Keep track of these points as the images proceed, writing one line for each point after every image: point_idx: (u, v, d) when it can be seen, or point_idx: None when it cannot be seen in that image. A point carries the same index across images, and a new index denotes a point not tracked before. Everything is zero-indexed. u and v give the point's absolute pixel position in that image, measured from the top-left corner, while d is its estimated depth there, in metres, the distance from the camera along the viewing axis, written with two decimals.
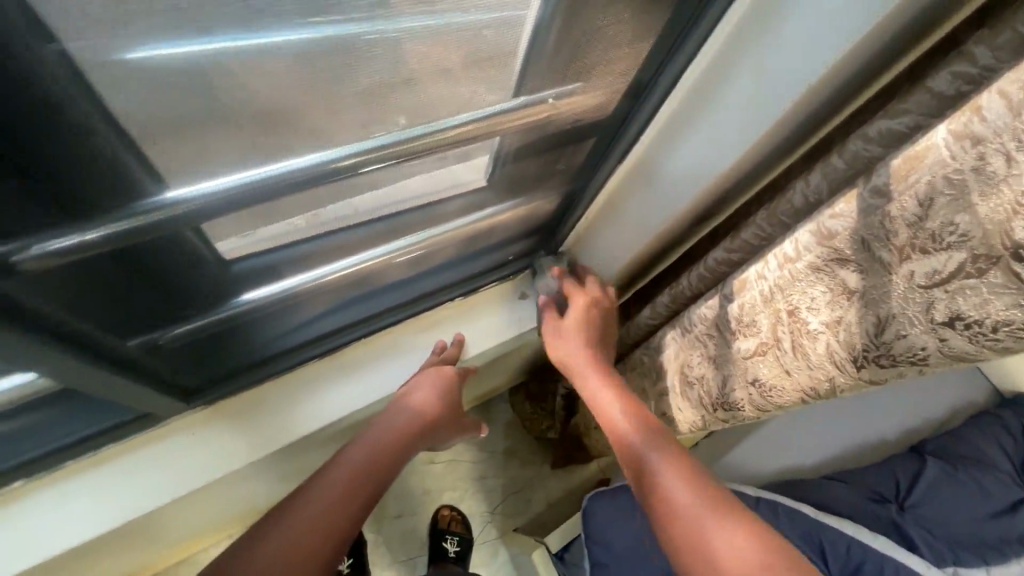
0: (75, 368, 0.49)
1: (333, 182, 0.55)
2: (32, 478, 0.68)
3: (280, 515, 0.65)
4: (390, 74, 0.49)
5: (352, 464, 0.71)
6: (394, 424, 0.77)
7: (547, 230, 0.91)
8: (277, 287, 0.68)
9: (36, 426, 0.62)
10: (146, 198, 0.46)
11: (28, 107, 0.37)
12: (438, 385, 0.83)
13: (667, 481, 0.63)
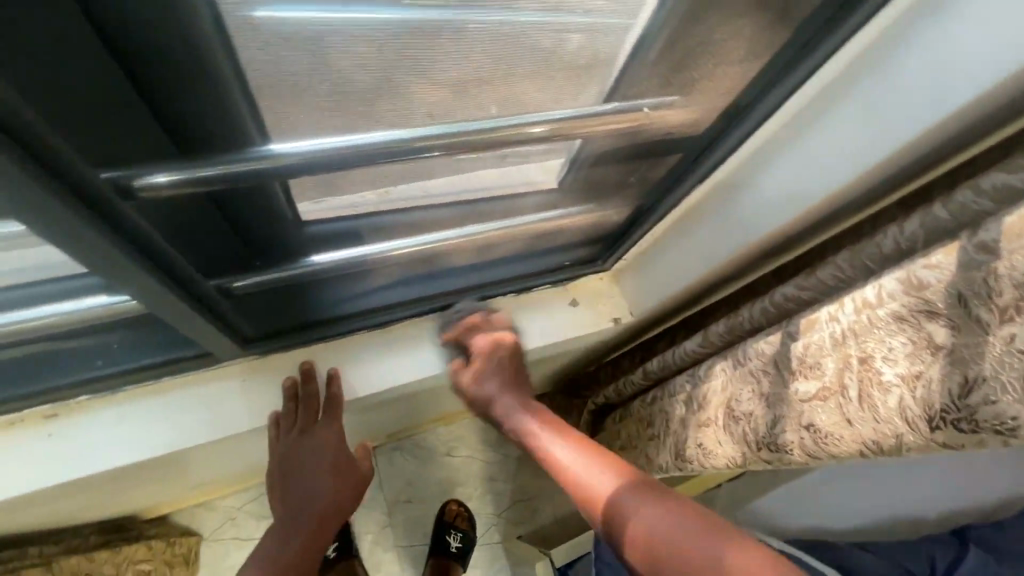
0: (164, 297, 0.53)
1: (419, 159, 0.57)
2: (95, 395, 0.72)
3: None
4: (497, 64, 0.51)
5: (285, 547, 0.79)
6: (316, 497, 0.83)
7: (608, 242, 0.90)
8: (348, 253, 0.69)
9: (119, 343, 0.68)
10: (250, 148, 0.49)
11: (172, 49, 0.40)
12: (329, 442, 0.84)
13: (636, 513, 0.63)
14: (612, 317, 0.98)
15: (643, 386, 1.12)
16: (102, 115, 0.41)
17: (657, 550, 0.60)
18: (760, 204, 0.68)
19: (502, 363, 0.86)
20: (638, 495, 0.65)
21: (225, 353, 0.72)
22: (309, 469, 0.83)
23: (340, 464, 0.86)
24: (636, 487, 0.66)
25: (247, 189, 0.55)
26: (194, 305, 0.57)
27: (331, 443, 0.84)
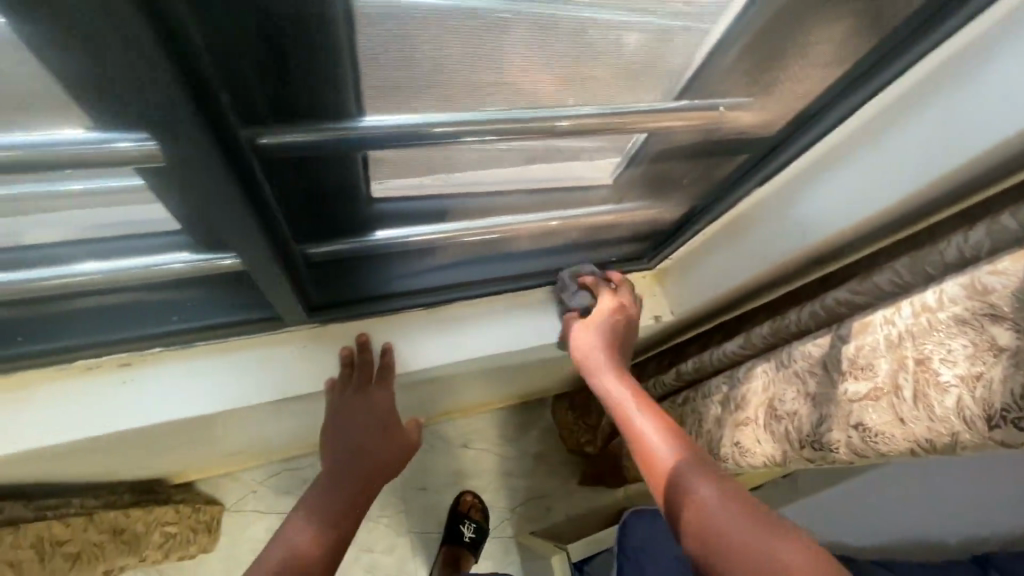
0: (262, 251, 0.57)
1: (502, 143, 0.60)
2: (167, 348, 0.76)
3: (291, 547, 0.72)
4: (590, 63, 0.53)
5: (336, 501, 0.79)
6: (366, 456, 0.85)
7: (657, 241, 0.92)
8: (407, 232, 0.72)
9: (197, 301, 0.72)
10: (347, 121, 0.50)
11: (295, 24, 0.41)
12: (380, 403, 0.87)
13: (696, 486, 0.65)
14: (653, 314, 1.00)
15: (675, 387, 1.14)
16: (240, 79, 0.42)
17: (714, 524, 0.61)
18: (820, 208, 0.70)
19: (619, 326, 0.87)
20: (704, 473, 0.67)
21: (291, 317, 0.75)
22: (361, 429, 0.86)
23: (388, 428, 0.89)
24: (705, 466, 0.68)
25: (342, 164, 0.57)
26: (281, 263, 0.61)
27: (384, 407, 0.87)
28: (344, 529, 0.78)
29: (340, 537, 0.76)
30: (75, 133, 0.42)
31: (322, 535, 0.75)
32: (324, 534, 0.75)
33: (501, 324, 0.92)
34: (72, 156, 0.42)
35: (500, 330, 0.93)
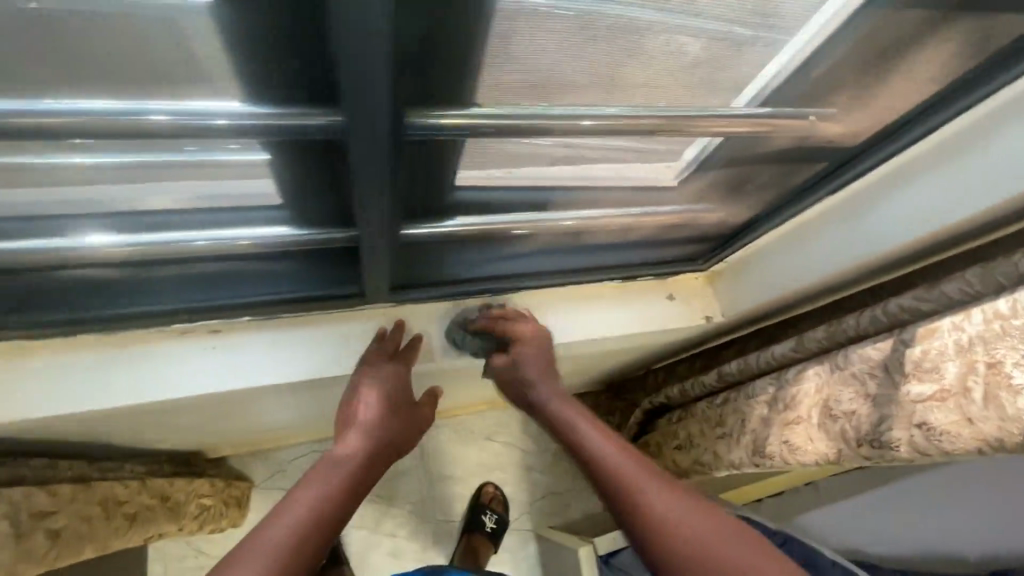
0: (379, 233, 0.62)
1: (602, 140, 0.63)
2: (254, 318, 0.79)
3: (296, 506, 0.64)
4: (699, 68, 0.57)
5: (346, 467, 0.70)
6: (380, 427, 0.76)
7: (718, 242, 0.94)
8: (480, 222, 0.71)
9: (289, 273, 0.76)
10: (462, 107, 0.52)
11: (437, 17, 0.43)
12: (405, 378, 0.81)
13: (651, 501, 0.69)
14: (704, 314, 1.03)
15: (715, 387, 1.17)
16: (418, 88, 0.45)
17: (676, 541, 0.66)
18: (886, 220, 0.72)
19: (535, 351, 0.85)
20: (660, 488, 0.70)
21: (377, 295, 0.80)
22: (383, 397, 0.79)
23: (406, 403, 0.81)
24: (661, 478, 0.71)
25: (448, 151, 0.59)
26: (393, 240, 0.65)
27: (402, 380, 0.82)
28: (351, 498, 0.69)
29: (346, 506, 0.68)
30: (235, 105, 0.49)
31: (328, 499, 0.66)
32: (332, 497, 0.66)
33: (565, 314, 0.97)
34: (233, 129, 0.49)
35: (557, 321, 0.96)
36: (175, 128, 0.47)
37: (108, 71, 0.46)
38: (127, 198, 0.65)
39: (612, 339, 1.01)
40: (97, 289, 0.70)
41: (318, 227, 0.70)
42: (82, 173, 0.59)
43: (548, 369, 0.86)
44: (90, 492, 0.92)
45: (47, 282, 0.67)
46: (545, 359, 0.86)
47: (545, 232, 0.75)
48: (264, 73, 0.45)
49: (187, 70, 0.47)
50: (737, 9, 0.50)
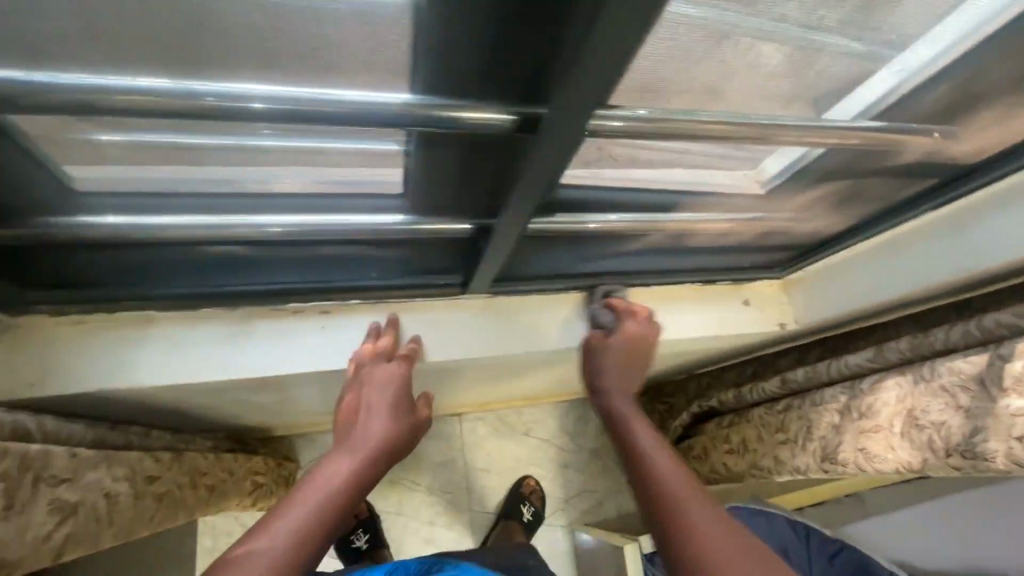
0: (516, 222, 0.65)
1: (728, 148, 0.66)
2: (362, 301, 0.84)
3: (280, 516, 0.56)
4: (834, 81, 0.60)
5: (338, 470, 0.63)
6: (376, 426, 0.69)
7: (801, 251, 0.97)
8: (590, 221, 0.72)
9: (402, 259, 0.80)
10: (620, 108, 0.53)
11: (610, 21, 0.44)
12: (399, 377, 0.76)
13: (690, 516, 0.61)
14: (778, 322, 1.06)
15: (776, 395, 1.19)
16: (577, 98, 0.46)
17: (687, 536, 0.60)
18: (989, 237, 0.74)
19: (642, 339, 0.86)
20: (697, 504, 0.63)
21: (477, 285, 0.84)
22: (378, 398, 0.73)
23: (404, 400, 0.75)
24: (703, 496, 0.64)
25: (585, 153, 0.62)
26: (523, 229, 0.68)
27: (396, 377, 0.77)
28: (346, 502, 0.61)
29: (340, 509, 0.60)
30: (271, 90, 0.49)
31: (320, 501, 0.59)
32: (321, 500, 0.59)
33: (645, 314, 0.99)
34: (394, 115, 0.52)
35: None
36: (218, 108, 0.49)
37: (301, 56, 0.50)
38: (268, 181, 0.68)
39: (687, 340, 1.03)
40: (227, 265, 0.73)
41: (440, 215, 0.73)
42: (240, 155, 0.62)
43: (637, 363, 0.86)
44: (183, 462, 0.95)
45: (186, 253, 0.71)
46: (638, 353, 0.86)
47: (651, 234, 0.77)
48: (448, 69, 0.49)
49: (368, 57, 0.50)
50: (889, 29, 0.53)
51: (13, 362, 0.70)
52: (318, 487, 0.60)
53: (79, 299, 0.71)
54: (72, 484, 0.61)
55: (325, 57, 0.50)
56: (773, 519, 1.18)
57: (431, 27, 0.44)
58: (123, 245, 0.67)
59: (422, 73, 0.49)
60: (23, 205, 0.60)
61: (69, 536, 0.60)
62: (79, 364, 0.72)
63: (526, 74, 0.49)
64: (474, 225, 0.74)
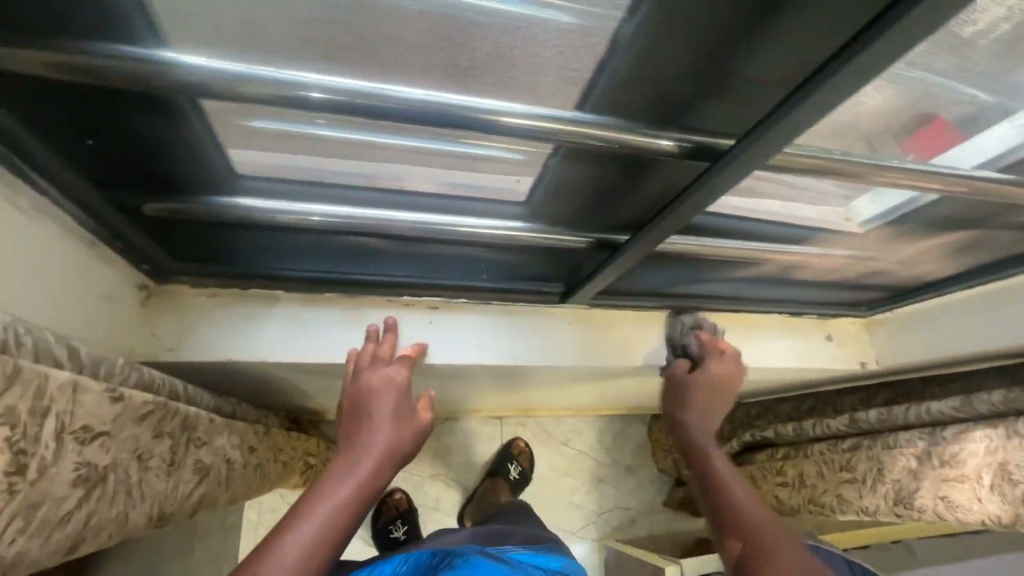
0: (650, 237, 0.69)
1: (857, 187, 0.68)
2: (470, 300, 0.88)
3: (291, 527, 0.56)
4: (976, 130, 0.61)
5: (343, 477, 0.61)
6: (377, 434, 0.66)
7: (891, 294, 0.98)
8: (705, 242, 0.75)
9: (514, 265, 0.83)
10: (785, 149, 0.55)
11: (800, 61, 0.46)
12: (398, 383, 0.72)
13: (771, 553, 0.64)
14: (859, 361, 1.06)
15: (841, 432, 1.18)
16: (769, 128, 0.48)
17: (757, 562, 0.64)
18: None
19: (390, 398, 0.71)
20: (771, 540, 0.66)
21: (580, 297, 0.88)
22: (379, 407, 0.69)
23: (407, 406, 0.71)
24: (787, 542, 0.66)
25: None
26: (649, 246, 0.72)
27: (395, 381, 0.72)
28: (357, 510, 0.60)
29: (349, 518, 0.59)
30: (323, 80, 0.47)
31: (329, 513, 0.58)
32: (329, 512, 0.58)
33: (729, 340, 1.01)
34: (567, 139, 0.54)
35: None
36: (329, 105, 0.47)
37: (495, 67, 0.50)
38: (408, 178, 0.68)
39: (766, 369, 1.04)
40: (355, 256, 0.77)
41: (561, 226, 0.75)
42: (392, 154, 0.63)
43: (404, 399, 0.71)
44: (269, 436, 0.99)
45: (318, 240, 0.73)
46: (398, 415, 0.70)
47: (760, 262, 0.82)
48: (632, 94, 0.51)
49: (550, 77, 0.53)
50: None
51: (154, 325, 0.75)
52: (320, 498, 0.59)
53: (218, 273, 0.75)
54: (207, 447, 0.65)
55: (516, 67, 0.50)
56: (831, 555, 1.17)
57: (631, 43, 0.46)
58: (264, 227, 0.69)
59: (599, 89, 0.51)
60: (186, 184, 0.61)
61: (201, 498, 0.65)
62: (210, 337, 0.77)
63: (707, 90, 0.50)
64: (594, 240, 0.76)
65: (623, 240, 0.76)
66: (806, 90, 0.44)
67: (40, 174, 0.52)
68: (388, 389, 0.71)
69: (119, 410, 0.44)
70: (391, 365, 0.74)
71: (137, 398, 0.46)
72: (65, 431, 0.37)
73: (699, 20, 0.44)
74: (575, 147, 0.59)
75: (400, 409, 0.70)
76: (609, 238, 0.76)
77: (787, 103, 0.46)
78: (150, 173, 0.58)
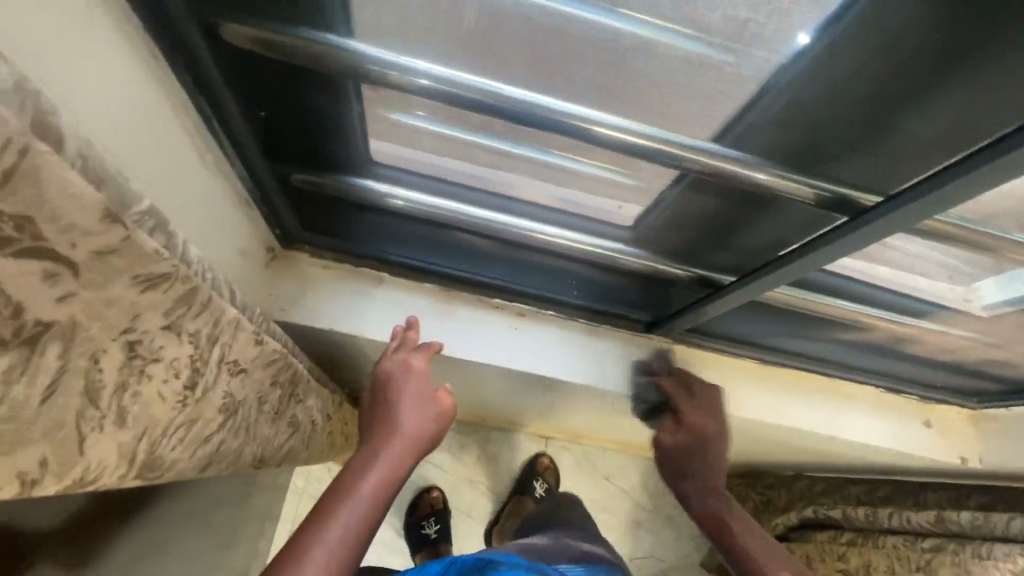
0: (759, 284, 0.68)
1: (995, 268, 0.64)
2: (556, 313, 0.90)
3: (321, 526, 0.53)
4: None
5: (363, 472, 0.59)
6: (395, 425, 0.64)
7: (1006, 390, 0.90)
8: (817, 297, 0.72)
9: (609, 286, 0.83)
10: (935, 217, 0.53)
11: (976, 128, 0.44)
12: (417, 372, 0.71)
13: None
14: (958, 455, 0.97)
15: (923, 529, 1.11)
16: (924, 193, 0.47)
17: None
18: None
19: (406, 386, 0.69)
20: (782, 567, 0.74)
21: (665, 330, 0.88)
22: (398, 397, 0.68)
23: (425, 394, 0.69)
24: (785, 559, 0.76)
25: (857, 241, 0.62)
26: (756, 294, 0.70)
27: (412, 371, 0.71)
28: (380, 507, 0.57)
29: (373, 508, 0.56)
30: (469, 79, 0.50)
31: (356, 508, 0.55)
32: (355, 507, 0.55)
33: (814, 405, 0.95)
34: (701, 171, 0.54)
35: (802, 406, 0.95)
36: (478, 107, 0.51)
37: (644, 94, 0.51)
38: (526, 187, 0.71)
39: (851, 444, 0.97)
40: (459, 253, 0.81)
41: (665, 258, 0.75)
42: (519, 162, 0.66)
43: (422, 389, 0.69)
44: (340, 409, 1.05)
45: (430, 231, 0.78)
46: (415, 400, 0.68)
47: (868, 329, 0.78)
48: (783, 137, 0.51)
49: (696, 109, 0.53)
50: None
51: (270, 287, 0.81)
52: (340, 494, 0.56)
53: (335, 247, 0.81)
54: (302, 404, 0.70)
55: (661, 99, 0.51)
56: None
57: (794, 85, 0.46)
58: (387, 211, 0.74)
59: (747, 127, 0.51)
60: (333, 163, 0.67)
61: (288, 450, 0.70)
62: (315, 306, 0.82)
63: (851, 142, 0.49)
64: (696, 275, 0.76)
65: (726, 282, 0.75)
66: (979, 159, 0.42)
67: (222, 135, 0.58)
68: (402, 380, 0.70)
69: (258, 352, 0.48)
70: (408, 358, 0.73)
71: (271, 345, 0.50)
72: (223, 360, 0.41)
73: (874, 74, 0.43)
74: (701, 180, 0.59)
75: (414, 397, 0.68)
76: (710, 276, 0.75)
77: (953, 169, 0.45)
78: (306, 149, 0.64)
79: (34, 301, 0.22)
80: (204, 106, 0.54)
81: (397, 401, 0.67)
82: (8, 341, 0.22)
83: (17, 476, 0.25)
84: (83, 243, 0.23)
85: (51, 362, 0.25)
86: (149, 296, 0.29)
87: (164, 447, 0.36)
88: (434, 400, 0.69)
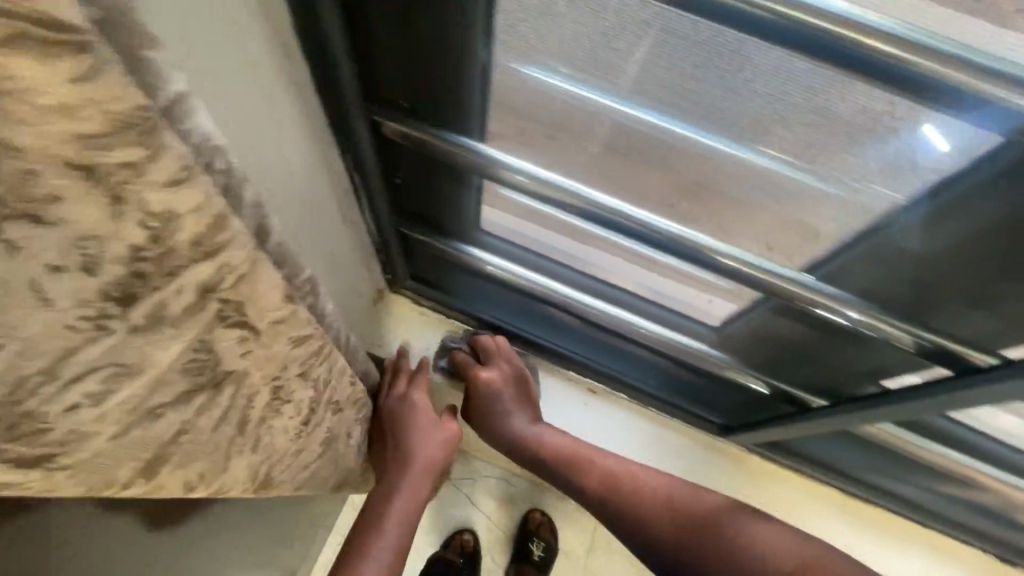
0: (848, 417, 0.65)
1: None
2: (636, 400, 0.92)
3: (354, 563, 0.65)
4: None
5: (385, 506, 0.70)
6: (409, 458, 0.73)
7: None
8: (920, 440, 0.67)
9: (692, 383, 0.83)
10: None
11: None
12: (419, 405, 0.76)
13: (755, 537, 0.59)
14: None
15: None
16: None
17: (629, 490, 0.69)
18: None
19: (410, 417, 0.75)
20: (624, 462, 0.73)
21: (739, 437, 0.85)
22: (405, 431, 0.74)
23: (430, 422, 0.76)
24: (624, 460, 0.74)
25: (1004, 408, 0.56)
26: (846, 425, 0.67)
27: (411, 401, 0.76)
28: (405, 534, 0.70)
29: (398, 538, 0.69)
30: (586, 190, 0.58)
31: (382, 547, 0.67)
32: (382, 542, 0.67)
33: (906, 553, 0.88)
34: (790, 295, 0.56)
35: (891, 552, 0.88)
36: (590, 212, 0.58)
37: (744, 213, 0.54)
38: (615, 271, 0.74)
39: None
40: (547, 323, 0.85)
41: (749, 366, 0.74)
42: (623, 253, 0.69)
43: (425, 416, 0.76)
44: None
45: (522, 301, 0.83)
46: (420, 427, 0.75)
47: (979, 486, 0.70)
48: (886, 282, 0.50)
49: (795, 237, 0.53)
50: None
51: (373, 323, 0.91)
52: (370, 525, 0.68)
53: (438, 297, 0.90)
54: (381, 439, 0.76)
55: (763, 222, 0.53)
56: None
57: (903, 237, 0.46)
58: (487, 278, 0.81)
59: (845, 265, 0.51)
60: (445, 229, 0.75)
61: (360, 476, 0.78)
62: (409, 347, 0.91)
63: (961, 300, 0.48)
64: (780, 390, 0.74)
65: (816, 405, 0.71)
66: None
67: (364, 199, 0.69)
68: (404, 411, 0.75)
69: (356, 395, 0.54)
70: (405, 392, 0.77)
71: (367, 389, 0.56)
72: (332, 400, 0.48)
73: (992, 241, 0.42)
74: (788, 307, 0.60)
75: (417, 425, 0.75)
76: (796, 394, 0.73)
77: None
78: (430, 217, 0.73)
79: (226, 357, 0.30)
80: (355, 179, 0.64)
81: (405, 432, 0.74)
82: (207, 385, 0.30)
83: (186, 483, 0.33)
84: (268, 316, 0.31)
85: (225, 400, 0.33)
86: (297, 351, 0.36)
87: (277, 468, 0.43)
88: (436, 423, 0.77)
